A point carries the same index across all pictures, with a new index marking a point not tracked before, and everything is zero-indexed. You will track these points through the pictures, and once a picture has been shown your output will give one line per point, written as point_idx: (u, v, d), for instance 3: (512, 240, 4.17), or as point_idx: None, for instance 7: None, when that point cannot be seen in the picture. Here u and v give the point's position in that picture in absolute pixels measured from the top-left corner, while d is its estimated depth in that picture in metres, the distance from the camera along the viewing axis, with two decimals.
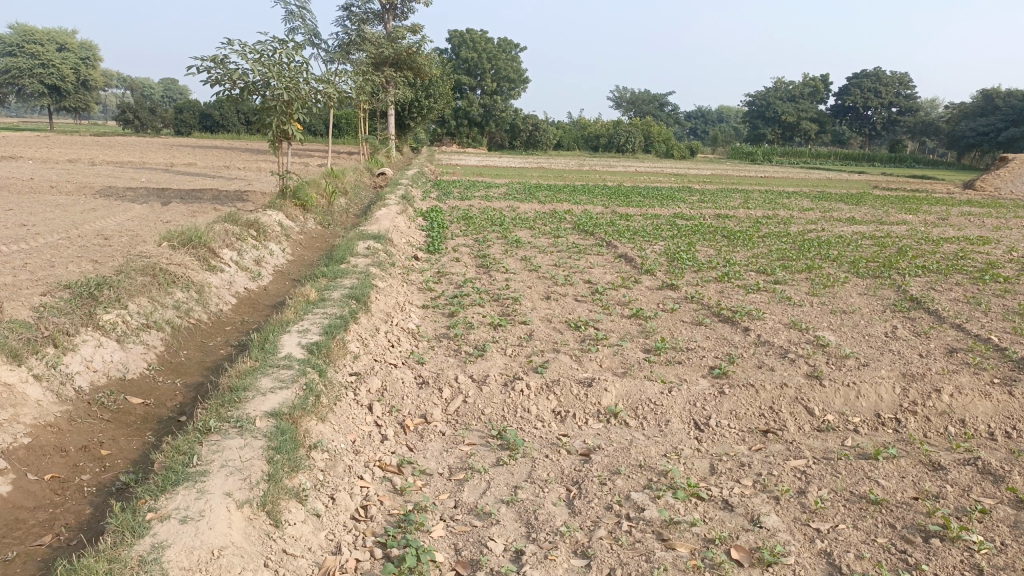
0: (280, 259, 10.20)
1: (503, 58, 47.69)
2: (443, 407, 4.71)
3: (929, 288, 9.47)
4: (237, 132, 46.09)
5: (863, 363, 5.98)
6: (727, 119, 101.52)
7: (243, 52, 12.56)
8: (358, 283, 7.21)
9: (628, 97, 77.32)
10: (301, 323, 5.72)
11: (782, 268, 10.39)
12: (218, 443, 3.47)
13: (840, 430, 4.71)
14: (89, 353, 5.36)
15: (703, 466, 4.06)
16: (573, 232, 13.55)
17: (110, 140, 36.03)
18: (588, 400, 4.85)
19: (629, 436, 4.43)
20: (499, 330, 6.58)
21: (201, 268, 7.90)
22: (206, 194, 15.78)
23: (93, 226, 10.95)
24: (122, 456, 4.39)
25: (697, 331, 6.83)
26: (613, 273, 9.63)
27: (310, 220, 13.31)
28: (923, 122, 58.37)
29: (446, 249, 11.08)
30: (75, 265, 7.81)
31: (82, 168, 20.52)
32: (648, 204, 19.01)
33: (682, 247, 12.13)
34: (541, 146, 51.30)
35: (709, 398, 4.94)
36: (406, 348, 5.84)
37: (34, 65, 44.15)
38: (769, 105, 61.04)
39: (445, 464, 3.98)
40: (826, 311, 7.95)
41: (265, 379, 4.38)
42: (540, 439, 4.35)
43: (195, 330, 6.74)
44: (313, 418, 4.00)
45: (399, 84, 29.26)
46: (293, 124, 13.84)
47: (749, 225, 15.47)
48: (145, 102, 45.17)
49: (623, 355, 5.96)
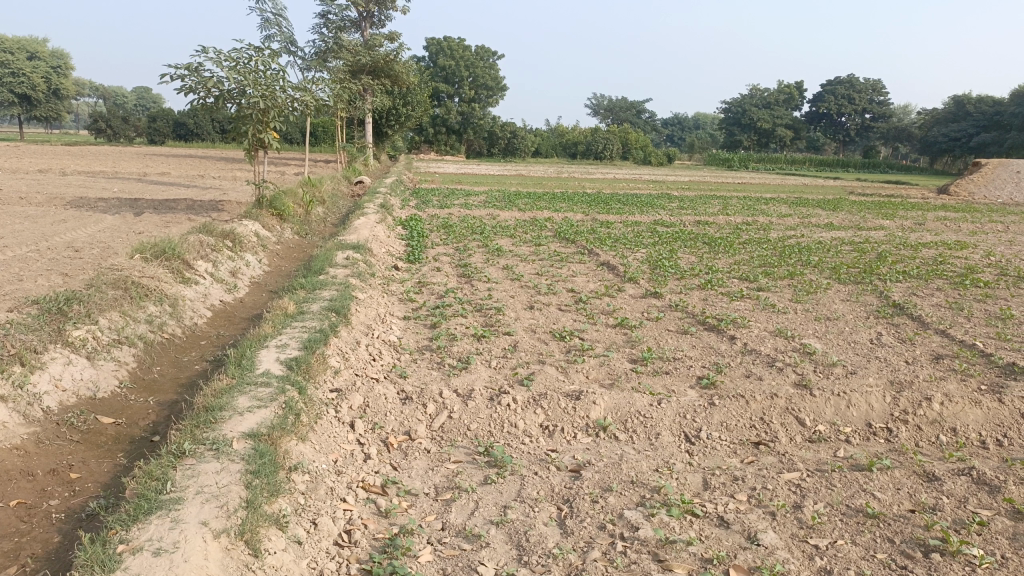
0: (257, 271, 10.00)
1: (481, 66, 47.70)
2: (428, 423, 4.57)
3: (910, 293, 9.49)
4: (212, 141, 45.59)
5: (850, 370, 5.93)
6: (703, 125, 102.32)
7: (218, 60, 12.37)
8: (337, 295, 7.05)
9: (605, 104, 77.74)
10: (279, 337, 5.56)
11: (764, 275, 10.37)
12: (193, 467, 3.31)
13: (832, 441, 4.64)
14: (58, 372, 5.16)
15: (696, 481, 3.96)
16: (554, 240, 13.47)
17: (81, 150, 35.41)
18: (576, 413, 4.73)
19: (619, 451, 4.32)
20: (483, 341, 6.46)
21: (175, 281, 7.71)
22: (180, 204, 15.51)
23: (64, 238, 10.69)
24: (92, 480, 4.20)
25: (683, 340, 6.75)
26: (596, 282, 9.55)
27: (287, 230, 13.11)
28: (896, 128, 59.17)
29: (427, 258, 10.94)
30: (44, 279, 7.58)
31: (53, 178, 20.15)
32: (627, 211, 19.01)
33: (664, 254, 12.08)
34: (519, 154, 51.30)
35: (699, 409, 4.85)
36: (388, 362, 5.69)
37: (4, 73, 43.18)
38: (744, 112, 61.60)
39: (431, 483, 3.85)
40: (811, 318, 7.92)
41: (242, 397, 4.21)
42: (528, 455, 4.22)
43: (169, 346, 6.55)
44: (292, 438, 3.84)
45: (376, 92, 29.11)
46: (269, 132, 13.65)
47: (730, 232, 15.49)
48: (118, 111, 44.48)
49: (609, 366, 5.86)
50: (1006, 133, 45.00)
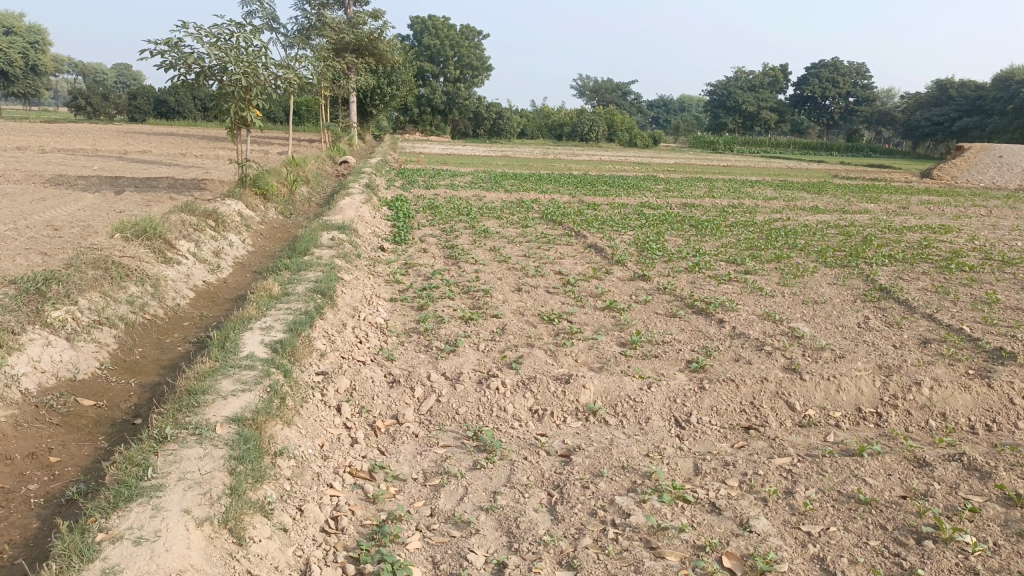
0: (240, 251, 9.85)
1: (466, 45, 47.27)
2: (416, 407, 4.50)
3: (896, 277, 9.50)
4: (193, 118, 45.03)
5: (839, 355, 5.92)
6: (689, 107, 102.22)
7: (199, 36, 12.12)
8: (323, 276, 6.95)
9: (591, 86, 77.47)
10: (264, 319, 5.46)
11: (751, 258, 10.36)
12: (175, 452, 3.23)
13: (821, 426, 4.63)
14: (37, 353, 5.04)
15: (687, 466, 3.92)
16: (540, 222, 13.39)
17: (60, 127, 34.82)
18: (566, 397, 4.68)
19: (609, 435, 4.28)
20: (471, 324, 6.39)
21: (156, 261, 7.57)
22: (161, 183, 15.27)
23: (42, 217, 10.48)
24: (72, 464, 4.10)
25: (671, 324, 6.72)
26: (583, 264, 9.50)
27: (270, 210, 12.94)
28: (880, 112, 59.36)
29: (413, 239, 10.83)
30: (22, 258, 7.42)
31: (30, 155, 19.78)
32: (614, 193, 18.93)
33: (651, 236, 12.04)
34: (505, 135, 51.01)
35: (689, 392, 4.81)
36: (374, 345, 5.61)
37: None
38: (730, 94, 61.54)
39: (419, 468, 3.79)
40: (798, 301, 7.90)
41: (225, 381, 4.12)
42: (517, 439, 4.18)
43: (151, 327, 6.43)
44: (277, 422, 3.76)
45: (361, 71, 28.76)
46: (252, 110, 13.43)
47: (716, 215, 15.46)
48: (97, 88, 43.75)
49: (598, 350, 5.82)
50: (988, 118, 45.29)
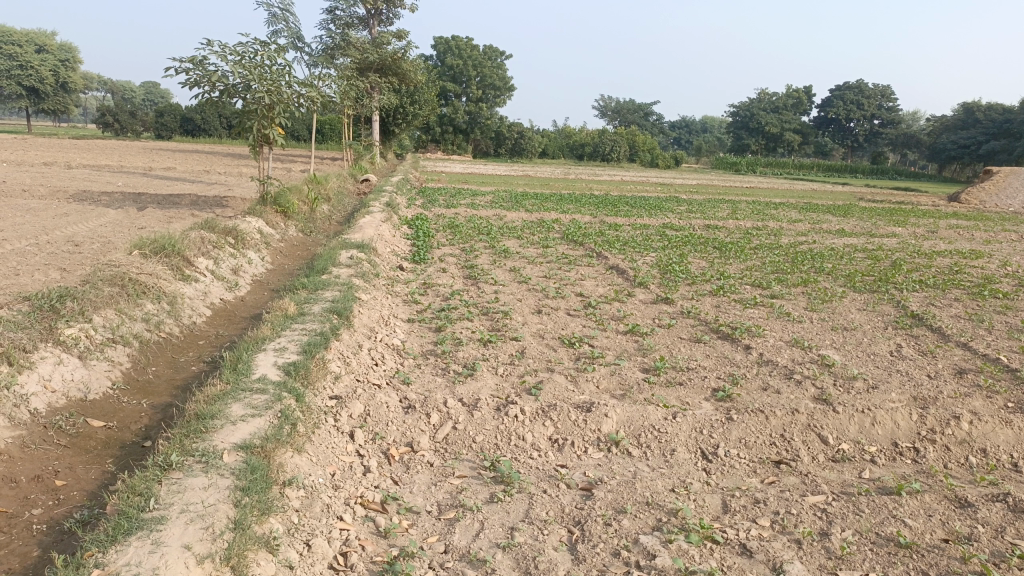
0: (259, 268, 9.80)
1: (489, 66, 47.52)
2: (431, 434, 4.35)
3: (928, 303, 9.24)
4: (219, 136, 45.60)
5: (872, 385, 5.70)
6: (711, 128, 101.86)
7: (223, 54, 12.18)
8: (340, 296, 6.84)
9: (613, 106, 77.68)
10: (278, 340, 5.33)
11: (777, 282, 10.14)
12: (179, 482, 3.09)
13: (856, 461, 4.41)
14: (48, 371, 4.94)
15: (715, 503, 3.74)
16: (561, 242, 13.25)
17: (88, 143, 35.34)
18: (587, 426, 4.50)
19: (632, 468, 4.09)
20: (490, 347, 6.24)
21: (174, 278, 7.50)
22: (184, 200, 15.34)
23: (64, 232, 10.50)
24: (78, 488, 3.98)
25: (696, 349, 6.52)
26: (605, 286, 9.34)
27: (291, 228, 12.92)
28: (905, 134, 58.78)
29: (433, 258, 10.73)
30: (41, 273, 7.40)
31: (57, 171, 20.02)
32: (635, 214, 18.75)
33: (673, 258, 11.84)
34: (526, 154, 51.09)
35: (716, 423, 4.62)
36: (390, 368, 5.48)
37: (12, 66, 43.18)
38: (752, 116, 61.31)
39: (434, 500, 3.63)
40: (827, 328, 7.67)
41: (236, 405, 3.98)
42: (537, 471, 4.01)
43: (165, 346, 6.34)
44: (287, 449, 3.62)
45: (384, 91, 28.92)
46: (275, 128, 13.45)
47: (740, 237, 15.24)
48: (125, 106, 44.45)
49: (621, 376, 5.63)
50: (1016, 142, 44.58)
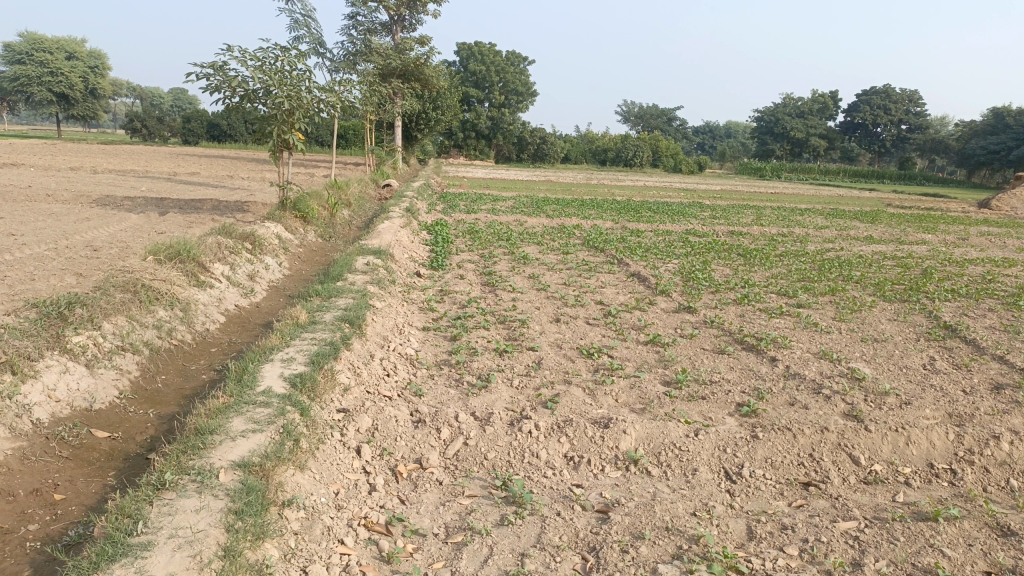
0: (276, 274, 9.70)
1: (512, 71, 47.47)
2: (441, 450, 4.18)
3: (961, 314, 8.93)
4: (244, 141, 45.92)
5: (905, 401, 5.46)
6: (736, 133, 101.01)
7: (243, 59, 12.15)
8: (353, 303, 6.70)
9: (636, 112, 77.38)
10: (287, 350, 5.20)
11: (804, 290, 9.87)
12: (171, 503, 2.97)
13: (889, 484, 4.18)
14: (53, 380, 4.85)
15: (739, 529, 3.53)
16: (582, 249, 13.06)
17: (116, 149, 35.74)
18: (604, 443, 4.30)
19: (651, 489, 3.89)
20: (506, 357, 6.06)
21: (188, 284, 7.40)
22: (206, 204, 15.35)
23: (83, 237, 10.50)
24: (77, 502, 3.85)
25: (719, 361, 6.30)
26: (626, 293, 9.13)
27: (310, 233, 12.85)
28: (933, 140, 57.80)
29: (451, 264, 10.58)
30: (57, 279, 7.34)
31: (82, 176, 20.17)
32: (658, 219, 18.52)
33: (696, 266, 11.59)
34: (549, 160, 50.90)
35: (741, 441, 4.40)
36: (402, 379, 5.32)
37: (43, 73, 43.93)
38: (777, 121, 60.66)
39: (442, 522, 3.44)
40: (856, 339, 7.41)
41: (237, 420, 3.84)
42: (551, 491, 3.82)
43: (177, 353, 6.23)
44: (288, 467, 3.48)
45: (407, 96, 28.91)
46: (294, 133, 13.40)
47: (766, 243, 14.94)
48: (153, 111, 45.02)
49: (640, 389, 5.43)
50: None
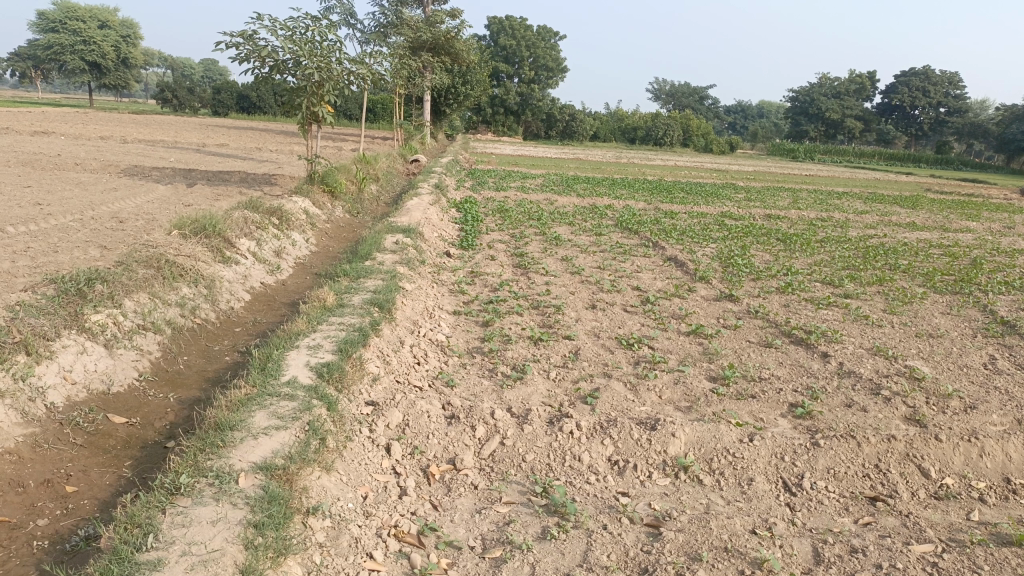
0: (303, 251, 9.45)
1: (542, 46, 46.81)
2: (476, 450, 3.89)
3: (1017, 308, 8.47)
4: (273, 113, 45.73)
5: (970, 406, 5.09)
6: (769, 115, 99.00)
7: (273, 29, 11.84)
8: (383, 285, 6.42)
9: (667, 89, 76.31)
10: (313, 336, 4.93)
11: (850, 279, 9.45)
12: (184, 512, 2.74)
13: (962, 500, 3.82)
14: (69, 362, 4.63)
15: (804, 551, 3.22)
16: (616, 230, 12.68)
17: (147, 118, 35.75)
18: (652, 447, 3.98)
19: (704, 501, 3.59)
20: (541, 347, 5.75)
21: (213, 260, 7.17)
22: (233, 176, 15.15)
23: (110, 208, 10.33)
24: (90, 496, 3.62)
25: (767, 356, 5.94)
26: (663, 279, 8.77)
27: (338, 208, 12.60)
28: (973, 123, 56.18)
29: (481, 245, 10.28)
30: (80, 251, 7.15)
31: (112, 145, 20.08)
32: (692, 201, 18.05)
33: (735, 250, 11.18)
34: (577, 137, 50.23)
35: (799, 448, 4.07)
36: (433, 368, 5.04)
37: (76, 41, 43.98)
38: (812, 101, 59.31)
39: (479, 533, 3.16)
40: (910, 334, 7.00)
41: (260, 414, 3.58)
42: (595, 500, 3.52)
43: (199, 333, 6.00)
44: (314, 469, 3.23)
45: (436, 70, 28.49)
46: (324, 106, 13.10)
47: (804, 228, 14.44)
48: (184, 82, 45.02)
49: (686, 385, 5.09)
50: None
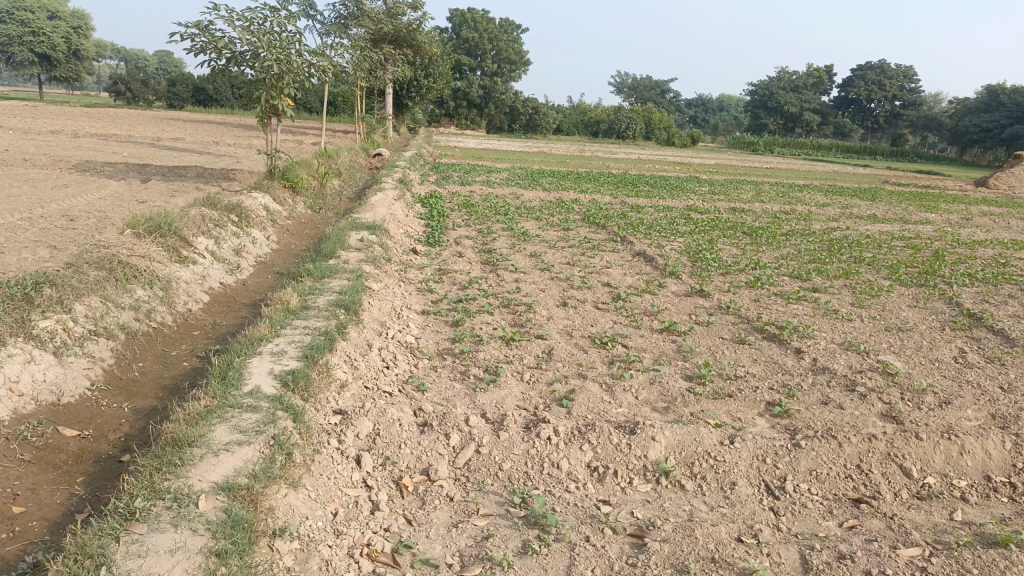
0: (264, 249, 9.17)
1: (504, 39, 46.50)
2: (451, 459, 3.74)
3: (981, 300, 8.54)
4: (231, 107, 44.75)
5: (944, 401, 5.07)
6: (729, 108, 100.01)
7: (230, 19, 11.47)
8: (348, 286, 6.21)
9: (629, 83, 76.57)
10: (276, 341, 4.71)
11: (818, 273, 9.46)
12: (140, 541, 2.55)
13: (945, 499, 3.78)
14: (15, 372, 4.36)
15: (792, 558, 3.13)
16: (583, 225, 12.56)
17: (100, 112, 34.72)
18: (632, 452, 3.86)
19: (687, 507, 3.49)
20: (513, 347, 5.61)
21: (170, 260, 6.88)
22: (190, 172, 14.70)
23: (60, 206, 9.91)
24: (39, 518, 3.38)
25: (742, 353, 5.87)
26: (634, 275, 8.68)
27: (300, 204, 12.30)
28: (926, 116, 57.33)
29: (448, 241, 10.09)
30: (28, 252, 6.81)
31: (63, 140, 19.39)
32: (657, 194, 18.01)
33: (703, 245, 11.13)
34: (541, 130, 50.09)
35: (781, 450, 3.99)
36: (403, 372, 4.87)
37: (24, 32, 42.50)
38: (771, 95, 59.93)
39: (456, 549, 3.01)
40: (880, 328, 7.00)
41: (221, 427, 3.38)
42: (576, 510, 3.39)
43: (156, 337, 5.73)
44: (279, 487, 3.05)
45: (398, 62, 28.08)
46: (284, 99, 12.77)
47: (769, 222, 14.48)
48: (137, 74, 43.87)
49: (662, 385, 4.99)
50: None
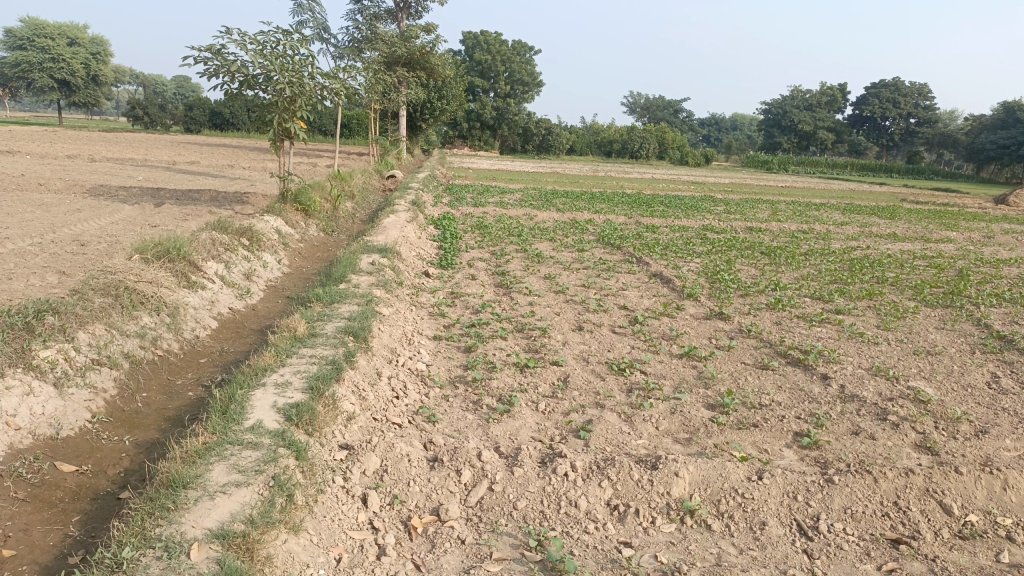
0: (275, 272, 9.05)
1: (517, 61, 46.65)
2: (463, 497, 3.55)
3: (1010, 322, 8.27)
4: (247, 130, 45.07)
5: (981, 430, 4.82)
6: (743, 127, 99.80)
7: (243, 43, 11.45)
8: (358, 311, 6.05)
9: (642, 103, 76.69)
10: (282, 371, 4.55)
11: (839, 294, 9.22)
12: None
13: (990, 539, 3.53)
14: (12, 405, 4.21)
15: None
16: (598, 245, 12.39)
17: (118, 136, 35.04)
18: (654, 489, 3.64)
19: (714, 550, 3.27)
20: (527, 374, 5.41)
21: (178, 286, 6.76)
22: (203, 195, 14.68)
23: (72, 230, 9.87)
24: (29, 561, 3.21)
25: (765, 379, 5.64)
26: (651, 297, 8.48)
27: (312, 227, 12.22)
28: (942, 133, 56.88)
29: (461, 264, 9.93)
30: (36, 278, 6.71)
31: (80, 164, 19.48)
32: (673, 214, 17.82)
33: (720, 265, 10.92)
34: (554, 151, 50.11)
35: (813, 487, 3.76)
36: (413, 402, 4.68)
37: (44, 59, 43.18)
38: (785, 113, 59.77)
39: None
40: (908, 352, 6.75)
41: (219, 467, 3.22)
42: (595, 553, 3.18)
43: (160, 365, 5.59)
44: (278, 533, 2.88)
45: (411, 85, 28.16)
46: (296, 122, 12.71)
47: (787, 241, 14.25)
48: (155, 99, 44.36)
49: (684, 415, 4.77)
50: None
